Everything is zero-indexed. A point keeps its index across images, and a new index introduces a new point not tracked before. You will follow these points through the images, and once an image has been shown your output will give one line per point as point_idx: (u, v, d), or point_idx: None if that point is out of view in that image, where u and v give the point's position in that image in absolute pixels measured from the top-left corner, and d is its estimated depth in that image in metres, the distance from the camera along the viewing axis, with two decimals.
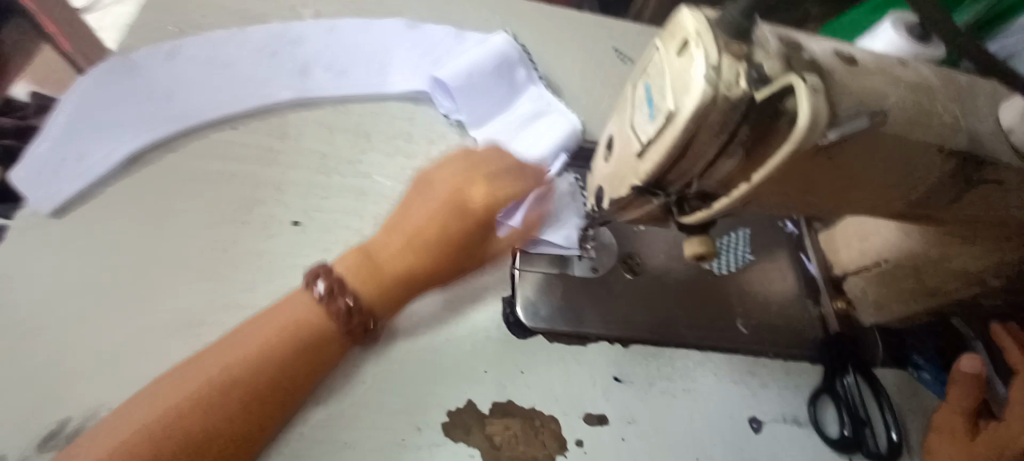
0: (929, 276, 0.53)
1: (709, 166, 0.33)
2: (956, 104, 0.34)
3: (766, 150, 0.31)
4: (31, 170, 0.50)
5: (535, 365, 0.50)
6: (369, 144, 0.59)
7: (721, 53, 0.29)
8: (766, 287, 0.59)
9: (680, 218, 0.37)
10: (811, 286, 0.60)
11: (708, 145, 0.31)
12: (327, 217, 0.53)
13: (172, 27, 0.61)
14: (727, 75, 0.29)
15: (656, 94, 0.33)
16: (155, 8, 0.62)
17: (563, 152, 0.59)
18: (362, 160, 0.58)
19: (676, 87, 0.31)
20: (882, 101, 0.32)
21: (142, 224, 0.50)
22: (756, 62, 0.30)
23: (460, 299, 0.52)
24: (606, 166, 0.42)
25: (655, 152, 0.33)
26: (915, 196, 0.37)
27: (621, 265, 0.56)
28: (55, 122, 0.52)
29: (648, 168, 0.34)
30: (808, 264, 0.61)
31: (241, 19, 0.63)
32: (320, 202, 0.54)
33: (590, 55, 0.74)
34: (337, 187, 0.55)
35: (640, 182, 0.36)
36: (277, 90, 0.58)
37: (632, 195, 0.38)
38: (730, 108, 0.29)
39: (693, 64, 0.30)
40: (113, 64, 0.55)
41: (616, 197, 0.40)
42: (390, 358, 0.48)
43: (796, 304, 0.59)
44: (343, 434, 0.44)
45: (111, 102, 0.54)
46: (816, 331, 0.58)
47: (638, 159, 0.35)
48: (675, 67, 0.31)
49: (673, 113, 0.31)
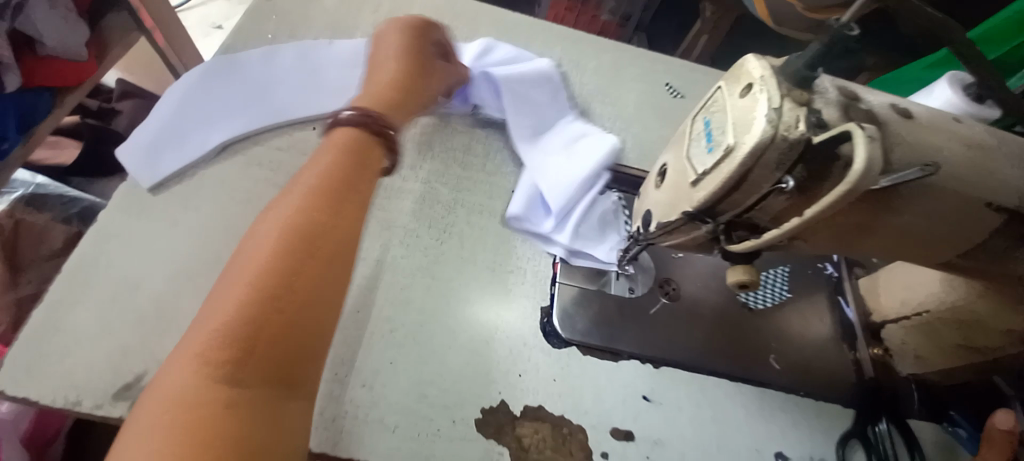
0: (973, 333, 0.52)
1: (760, 199, 0.35)
2: (1010, 163, 0.35)
3: (818, 190, 0.33)
4: (136, 150, 0.56)
5: (567, 375, 0.52)
6: (429, 151, 0.63)
7: (783, 98, 0.32)
8: (801, 326, 0.60)
9: (728, 246, 0.39)
10: (850, 331, 0.60)
11: (762, 180, 0.34)
12: (388, 215, 0.58)
13: (269, 35, 0.68)
14: (787, 118, 0.32)
15: (716, 129, 0.36)
16: (257, 17, 0.69)
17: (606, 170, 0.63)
18: (422, 166, 0.62)
19: (737, 124, 0.33)
20: (935, 156, 0.34)
21: (224, 204, 0.55)
22: (815, 109, 0.32)
23: (502, 305, 0.55)
24: (657, 192, 0.45)
25: (710, 181, 0.36)
26: (961, 248, 0.38)
27: (659, 289, 0.58)
28: (162, 111, 0.59)
29: (702, 195, 0.37)
30: (847, 308, 0.62)
31: (329, 31, 0.70)
32: (383, 202, 0.59)
33: (643, 88, 0.77)
34: (397, 188, 0.60)
35: (692, 208, 0.38)
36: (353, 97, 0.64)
37: (680, 219, 0.40)
38: (788, 148, 0.32)
39: (755, 106, 0.32)
40: (216, 64, 0.62)
41: (665, 221, 0.43)
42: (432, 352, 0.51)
43: (832, 346, 0.59)
44: (384, 417, 0.47)
45: (210, 97, 0.61)
46: (851, 375, 0.58)
47: (692, 187, 0.38)
48: (737, 107, 0.34)
49: (732, 147, 0.33)
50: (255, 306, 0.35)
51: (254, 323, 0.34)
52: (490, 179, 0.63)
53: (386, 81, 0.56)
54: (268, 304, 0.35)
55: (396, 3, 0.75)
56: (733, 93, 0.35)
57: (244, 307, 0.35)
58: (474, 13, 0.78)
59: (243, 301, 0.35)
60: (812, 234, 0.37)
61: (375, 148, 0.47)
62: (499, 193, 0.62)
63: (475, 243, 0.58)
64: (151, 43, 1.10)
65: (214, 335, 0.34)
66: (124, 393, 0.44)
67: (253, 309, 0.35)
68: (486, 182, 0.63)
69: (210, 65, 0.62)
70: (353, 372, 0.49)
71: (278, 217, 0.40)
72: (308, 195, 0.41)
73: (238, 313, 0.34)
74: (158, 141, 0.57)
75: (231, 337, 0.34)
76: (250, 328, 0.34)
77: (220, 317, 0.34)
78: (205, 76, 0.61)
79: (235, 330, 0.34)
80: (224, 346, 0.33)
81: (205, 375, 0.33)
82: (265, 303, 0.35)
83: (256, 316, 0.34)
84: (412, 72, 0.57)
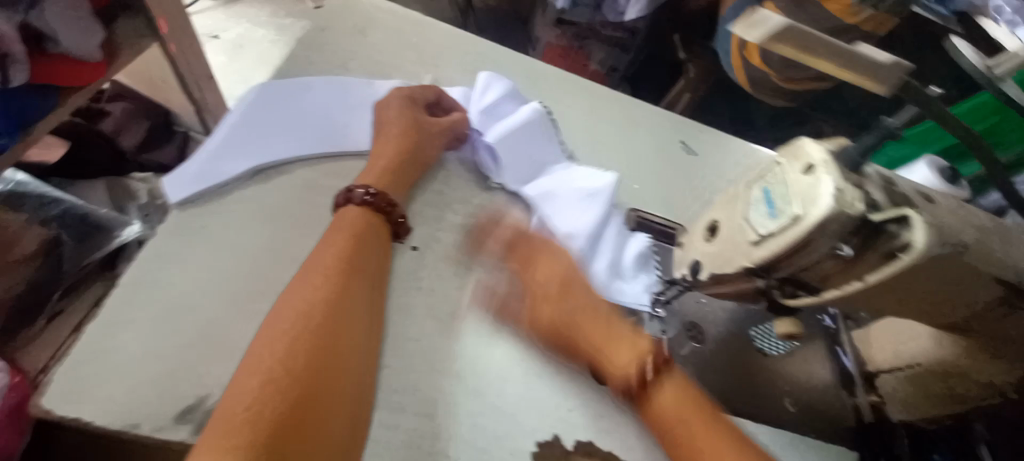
0: (958, 384, 0.60)
1: (816, 262, 0.41)
2: (1006, 243, 0.43)
3: (867, 256, 0.40)
4: (187, 172, 0.55)
5: (612, 411, 0.55)
6: (477, 190, 0.67)
7: (844, 180, 0.38)
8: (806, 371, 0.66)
9: (781, 300, 0.45)
10: (847, 378, 0.67)
11: (822, 246, 0.40)
12: (440, 249, 0.60)
13: (321, 65, 0.70)
14: (849, 198, 0.38)
15: (778, 198, 0.42)
16: (308, 46, 0.71)
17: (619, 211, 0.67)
18: (471, 203, 0.65)
19: (804, 198, 0.39)
20: (962, 236, 0.40)
21: (281, 228, 0.55)
22: (869, 192, 0.39)
23: (549, 341, 0.57)
24: (707, 246, 0.51)
25: (775, 244, 0.41)
26: (967, 312, 0.45)
27: (686, 332, 0.64)
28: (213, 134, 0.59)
29: (764, 255, 0.42)
30: (844, 357, 0.69)
31: (379, 67, 0.73)
32: (436, 237, 0.61)
33: (661, 145, 0.85)
34: (450, 223, 0.63)
35: (752, 266, 0.44)
36: None
37: (736, 273, 0.46)
38: (848, 223, 0.38)
39: (821, 184, 0.38)
40: (268, 91, 0.63)
41: (719, 273, 0.48)
42: (486, 385, 0.53)
43: (834, 391, 0.67)
44: (446, 449, 0.49)
45: (262, 122, 0.61)
46: (852, 418, 0.66)
47: (753, 247, 0.43)
48: (801, 182, 0.40)
49: (800, 217, 0.39)
50: (287, 354, 0.43)
51: (283, 370, 0.42)
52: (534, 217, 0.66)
53: (406, 147, 0.61)
54: (282, 352, 0.43)
55: (441, 45, 0.79)
56: (795, 169, 0.41)
57: (295, 357, 0.43)
58: (511, 61, 0.83)
59: (271, 347, 0.43)
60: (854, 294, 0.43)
61: (367, 221, 0.56)
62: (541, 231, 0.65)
63: (522, 280, 0.61)
64: (161, 50, 1.07)
65: (252, 384, 0.41)
66: (185, 419, 0.43)
67: (284, 359, 0.43)
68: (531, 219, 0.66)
69: (259, 92, 0.63)
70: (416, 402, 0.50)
71: (319, 285, 0.49)
72: (334, 267, 0.51)
73: (275, 360, 0.43)
74: (210, 163, 0.56)
75: (270, 386, 0.41)
76: (264, 371, 0.42)
77: (262, 368, 0.42)
78: (256, 102, 0.62)
79: (284, 381, 0.42)
80: (252, 390, 0.41)
81: (232, 420, 0.38)
82: (278, 347, 0.44)
83: (307, 365, 0.43)
84: (422, 134, 0.63)
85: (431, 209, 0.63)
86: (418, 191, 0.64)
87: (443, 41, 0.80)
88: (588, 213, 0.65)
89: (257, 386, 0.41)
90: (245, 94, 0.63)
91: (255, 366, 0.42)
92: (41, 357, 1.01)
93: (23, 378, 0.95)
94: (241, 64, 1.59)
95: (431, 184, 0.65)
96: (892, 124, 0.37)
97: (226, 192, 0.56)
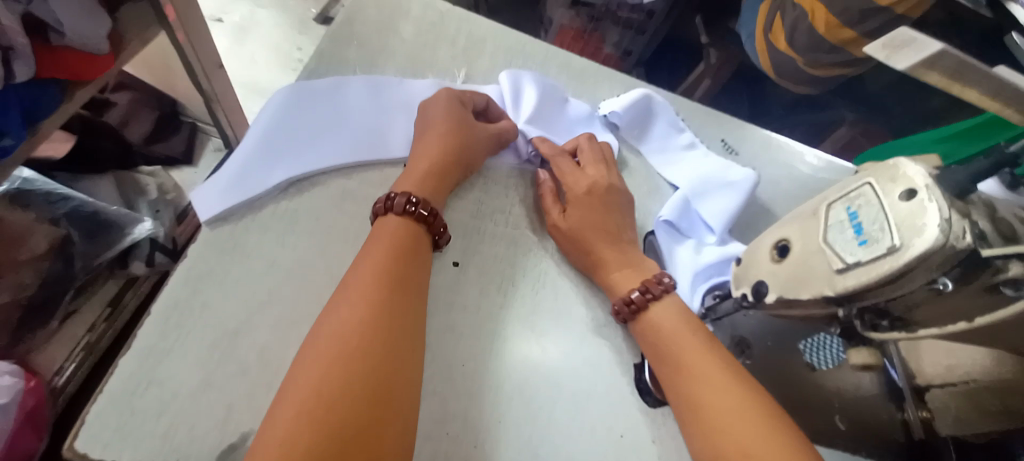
0: (1014, 401, 0.56)
1: (907, 293, 0.38)
2: None
3: (967, 288, 0.37)
4: (218, 184, 0.52)
5: (666, 435, 0.52)
6: (518, 196, 0.63)
7: (950, 209, 0.35)
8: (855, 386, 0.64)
9: (862, 330, 0.43)
10: (894, 391, 0.63)
11: (917, 278, 0.37)
12: (482, 262, 0.56)
13: (350, 63, 0.66)
14: (956, 229, 0.34)
15: (868, 224, 0.39)
16: (335, 42, 0.67)
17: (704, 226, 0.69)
18: (512, 211, 0.61)
19: (903, 227, 0.36)
20: None
21: (317, 243, 0.52)
22: (975, 220, 0.36)
23: (599, 360, 0.55)
24: (776, 266, 0.47)
25: (865, 274, 0.38)
26: None
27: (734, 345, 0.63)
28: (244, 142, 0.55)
29: (851, 284, 0.39)
30: (891, 369, 0.64)
31: (410, 64, 0.69)
32: (477, 248, 0.57)
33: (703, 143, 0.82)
34: (490, 234, 0.59)
35: (834, 294, 0.41)
36: None
37: (812, 300, 0.43)
38: (953, 256, 0.35)
39: (924, 213, 0.35)
40: (298, 93, 0.59)
41: (789, 298, 0.45)
42: (537, 408, 0.50)
43: (881, 404, 0.64)
44: None
45: (294, 128, 0.58)
46: (899, 433, 0.63)
47: (836, 274, 0.40)
48: (898, 209, 0.37)
49: (898, 247, 0.36)
50: (329, 386, 0.38)
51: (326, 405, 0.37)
52: None
53: (452, 149, 0.57)
54: (325, 381, 0.39)
55: (473, 39, 0.75)
56: (889, 193, 0.38)
57: (339, 387, 0.38)
58: (545, 55, 0.79)
59: (312, 379, 0.39)
60: (948, 324, 0.40)
61: (407, 227, 0.50)
62: None
63: (568, 295, 0.58)
64: (169, 39, 1.02)
65: (294, 418, 0.37)
66: (232, 454, 0.41)
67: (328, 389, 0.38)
68: None
69: (290, 94, 0.59)
70: (464, 430, 0.47)
71: (361, 304, 0.43)
72: (376, 283, 0.45)
73: (316, 392, 0.38)
74: (242, 175, 0.53)
75: (313, 423, 0.36)
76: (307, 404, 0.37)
77: (305, 402, 0.37)
78: (287, 106, 0.58)
79: (328, 416, 0.37)
80: (294, 427, 0.36)
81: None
82: (319, 377, 0.39)
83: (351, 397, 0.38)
84: (468, 137, 0.59)
85: (471, 219, 0.59)
86: (456, 198, 0.60)
87: (475, 35, 0.75)
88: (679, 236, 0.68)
89: (300, 423, 0.37)
90: (274, 97, 0.59)
91: (296, 399, 0.38)
92: (57, 359, 0.99)
93: (38, 381, 0.93)
94: (250, 48, 1.53)
95: (470, 191, 0.61)
96: (1012, 149, 0.34)
97: (260, 206, 0.53)
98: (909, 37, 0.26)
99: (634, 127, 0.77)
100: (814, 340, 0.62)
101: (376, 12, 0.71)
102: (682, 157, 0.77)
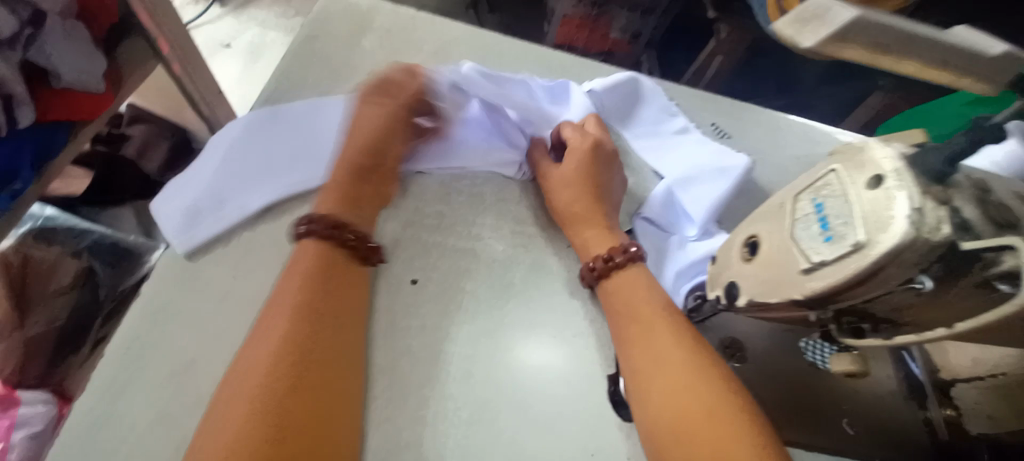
0: None
1: (885, 295, 0.33)
2: None
3: (955, 285, 0.32)
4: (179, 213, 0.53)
5: (641, 451, 0.49)
6: (483, 205, 0.61)
7: (924, 196, 0.30)
8: (869, 391, 0.58)
9: (838, 336, 0.38)
10: (917, 389, 0.59)
11: (893, 279, 0.32)
12: (443, 277, 0.55)
13: (310, 81, 0.65)
14: (930, 219, 0.29)
15: (835, 216, 0.34)
16: (295, 61, 0.66)
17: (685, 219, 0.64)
18: (476, 221, 0.59)
19: (869, 221, 0.31)
20: None
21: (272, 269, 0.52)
22: (956, 206, 0.30)
23: (570, 374, 0.52)
24: (746, 267, 0.43)
25: (833, 275, 0.33)
26: None
27: (725, 351, 0.57)
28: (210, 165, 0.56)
29: (818, 287, 0.34)
30: (912, 365, 0.60)
31: (372, 76, 0.68)
32: (437, 262, 0.56)
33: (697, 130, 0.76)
34: (452, 247, 0.57)
35: (803, 298, 0.36)
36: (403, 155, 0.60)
37: (783, 303, 0.38)
38: (929, 251, 0.30)
39: (893, 203, 0.30)
40: (265, 112, 0.59)
41: (761, 300, 0.40)
42: (500, 427, 0.48)
43: (902, 404, 0.58)
44: None
45: (258, 149, 0.57)
46: (924, 437, 0.57)
47: (803, 275, 0.36)
48: (865, 199, 0.32)
49: (863, 244, 0.31)
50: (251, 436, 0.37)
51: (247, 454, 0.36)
52: (546, 233, 0.61)
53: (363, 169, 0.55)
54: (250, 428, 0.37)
55: (438, 44, 0.72)
56: (856, 180, 0.33)
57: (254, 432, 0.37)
58: (517, 52, 0.75)
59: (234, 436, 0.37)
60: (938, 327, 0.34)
61: (325, 257, 0.48)
62: (554, 247, 0.60)
63: (536, 306, 0.55)
64: (166, 72, 1.05)
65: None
66: None
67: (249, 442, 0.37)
68: (543, 235, 0.60)
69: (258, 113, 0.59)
70: (420, 456, 0.45)
71: (271, 342, 0.42)
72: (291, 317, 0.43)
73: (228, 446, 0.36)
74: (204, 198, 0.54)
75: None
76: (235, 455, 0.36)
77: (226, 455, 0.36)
78: (252, 125, 0.58)
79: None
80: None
81: None
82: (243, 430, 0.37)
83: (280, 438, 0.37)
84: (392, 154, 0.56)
85: (432, 233, 0.58)
86: (417, 212, 0.59)
87: (440, 39, 0.73)
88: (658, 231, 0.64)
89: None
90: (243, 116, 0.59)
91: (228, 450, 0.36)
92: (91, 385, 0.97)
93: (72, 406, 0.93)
94: (257, 71, 1.57)
95: (432, 204, 0.60)
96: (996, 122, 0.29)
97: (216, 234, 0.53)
98: (821, 7, 0.20)
99: (619, 113, 0.73)
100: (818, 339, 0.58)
101: (338, 27, 0.70)
102: (675, 143, 0.72)
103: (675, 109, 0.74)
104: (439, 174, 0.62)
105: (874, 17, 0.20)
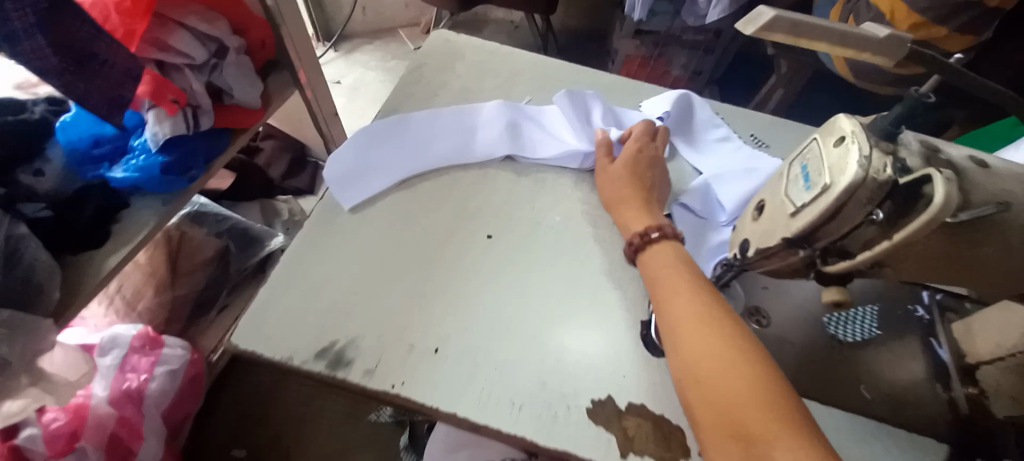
0: None
1: (854, 228, 0.43)
2: None
3: (908, 216, 0.41)
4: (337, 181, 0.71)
5: (664, 380, 0.59)
6: (544, 187, 0.76)
7: (872, 149, 0.41)
8: (890, 367, 0.63)
9: (824, 267, 0.47)
10: (943, 371, 0.61)
11: (856, 213, 0.42)
12: (510, 236, 0.69)
13: (417, 94, 0.86)
14: (876, 165, 0.41)
15: (812, 172, 0.45)
16: (408, 80, 0.88)
17: (715, 209, 0.76)
18: (538, 199, 0.74)
19: (833, 169, 0.42)
20: (1010, 199, 0.41)
21: (386, 219, 0.69)
22: (899, 158, 0.42)
23: (609, 317, 0.63)
24: (754, 225, 0.54)
25: (812, 211, 0.44)
26: None
27: (748, 316, 0.64)
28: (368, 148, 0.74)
29: (803, 222, 0.45)
30: (939, 350, 0.63)
31: (463, 92, 0.87)
32: (506, 225, 0.71)
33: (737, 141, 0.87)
34: (518, 215, 0.72)
35: (790, 236, 0.46)
36: (490, 150, 0.77)
37: (779, 247, 0.48)
38: (876, 187, 0.40)
39: (849, 155, 0.42)
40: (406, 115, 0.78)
41: (763, 247, 0.51)
42: (550, 349, 0.60)
43: (924, 383, 0.62)
44: (510, 396, 0.56)
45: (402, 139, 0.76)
46: (945, 412, 0.60)
47: (792, 218, 0.46)
48: (833, 156, 0.43)
49: (830, 185, 0.42)
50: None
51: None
52: (595, 211, 0.74)
53: None
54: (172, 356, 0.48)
55: (515, 70, 0.91)
56: (827, 143, 0.45)
57: None
58: (578, 77, 0.92)
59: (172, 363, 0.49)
60: (905, 259, 0.43)
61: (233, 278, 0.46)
62: (600, 223, 0.73)
63: (584, 265, 0.68)
64: (300, 98, 1.34)
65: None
66: (324, 354, 0.57)
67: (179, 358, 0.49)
68: (592, 213, 0.74)
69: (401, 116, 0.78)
70: (487, 359, 0.58)
71: None
72: None
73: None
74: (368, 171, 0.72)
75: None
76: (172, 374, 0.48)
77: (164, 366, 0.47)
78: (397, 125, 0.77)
79: None
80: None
81: None
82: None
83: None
84: None
85: (503, 204, 0.73)
86: (492, 188, 0.74)
87: (517, 67, 0.92)
88: (691, 215, 0.75)
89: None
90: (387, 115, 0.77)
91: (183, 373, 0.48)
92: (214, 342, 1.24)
93: (200, 355, 1.18)
94: (359, 104, 1.90)
95: (504, 183, 0.75)
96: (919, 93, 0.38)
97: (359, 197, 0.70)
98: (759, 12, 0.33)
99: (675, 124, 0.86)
100: (842, 314, 0.65)
101: (440, 58, 0.92)
102: (718, 150, 0.83)
103: (719, 123, 0.86)
104: (511, 164, 0.78)
105: (787, 14, 0.32)
